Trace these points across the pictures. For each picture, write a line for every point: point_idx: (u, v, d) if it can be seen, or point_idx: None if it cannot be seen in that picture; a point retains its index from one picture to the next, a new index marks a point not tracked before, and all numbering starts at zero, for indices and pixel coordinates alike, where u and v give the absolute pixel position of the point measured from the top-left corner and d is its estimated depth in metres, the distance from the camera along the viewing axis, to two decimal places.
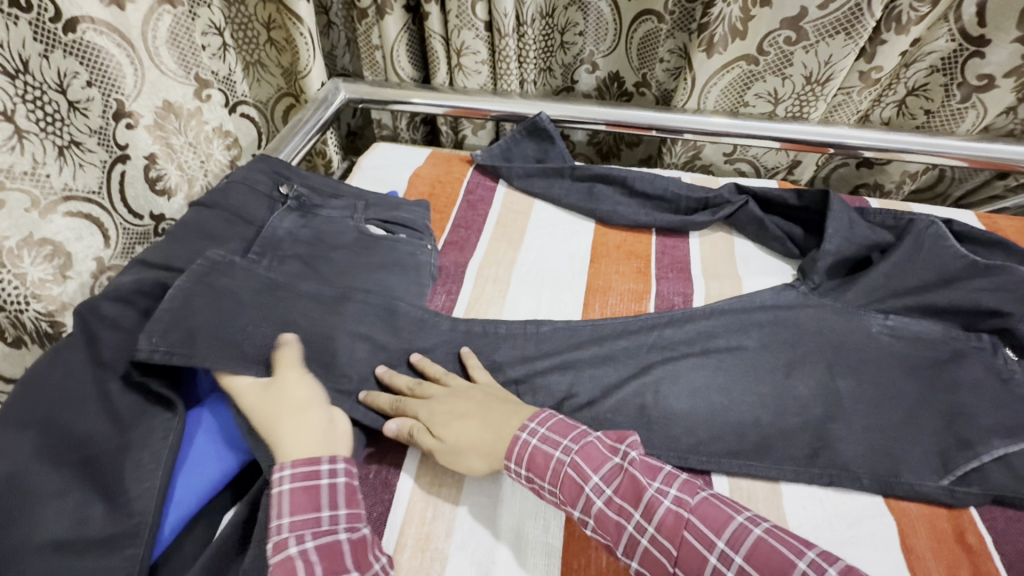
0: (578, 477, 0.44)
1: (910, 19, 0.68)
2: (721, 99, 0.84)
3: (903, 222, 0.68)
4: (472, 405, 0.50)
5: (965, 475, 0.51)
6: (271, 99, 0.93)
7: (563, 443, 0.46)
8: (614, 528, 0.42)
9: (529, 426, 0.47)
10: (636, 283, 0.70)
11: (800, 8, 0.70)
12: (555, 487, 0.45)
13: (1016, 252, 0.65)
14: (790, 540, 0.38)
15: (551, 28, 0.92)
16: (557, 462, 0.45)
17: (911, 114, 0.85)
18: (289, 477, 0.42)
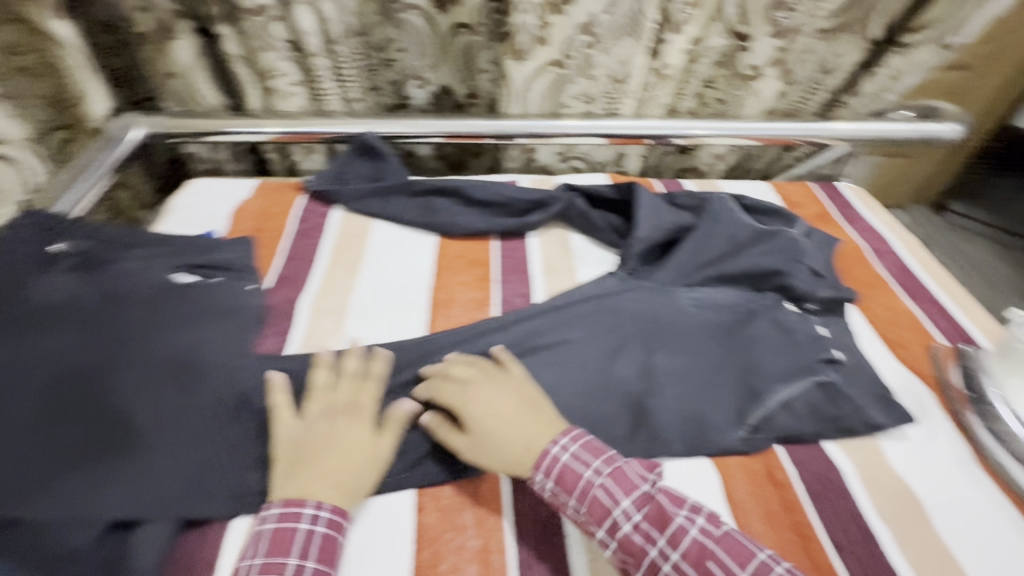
0: (607, 500, 0.47)
1: (680, 19, 0.77)
2: (542, 102, 0.87)
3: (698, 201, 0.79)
4: (521, 406, 0.53)
5: (758, 422, 0.58)
6: (42, 132, 0.75)
7: (593, 465, 0.49)
8: (601, 514, 0.47)
9: (560, 442, 0.50)
10: (478, 291, 0.70)
11: (589, 15, 0.75)
12: (582, 504, 0.48)
13: (784, 215, 0.79)
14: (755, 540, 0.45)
15: (369, 46, 0.89)
16: (586, 482, 0.48)
17: (712, 103, 0.94)
18: (274, 515, 0.46)
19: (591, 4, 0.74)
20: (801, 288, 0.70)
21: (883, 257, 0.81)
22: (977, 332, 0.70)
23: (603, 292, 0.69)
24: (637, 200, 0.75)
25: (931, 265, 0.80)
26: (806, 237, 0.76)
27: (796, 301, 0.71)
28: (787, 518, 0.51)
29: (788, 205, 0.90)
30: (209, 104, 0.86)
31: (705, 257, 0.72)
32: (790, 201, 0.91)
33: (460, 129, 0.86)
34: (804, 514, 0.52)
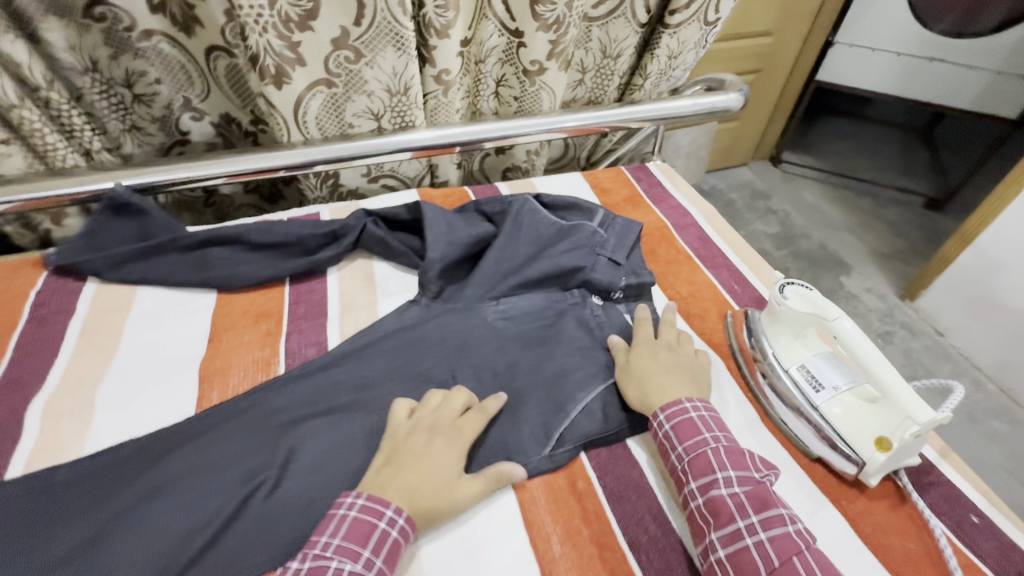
0: (713, 460, 0.50)
1: (442, 24, 0.73)
2: (325, 126, 0.81)
3: (502, 207, 0.75)
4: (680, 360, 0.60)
5: (562, 435, 0.56)
6: None
7: (714, 431, 0.53)
8: (703, 468, 0.50)
9: (692, 403, 0.55)
10: (262, 349, 0.64)
11: (339, 29, 0.69)
12: (688, 454, 0.52)
13: (585, 209, 0.77)
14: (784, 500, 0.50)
15: (108, 82, 0.77)
16: (709, 439, 0.52)
17: (510, 101, 0.94)
18: (361, 504, 0.46)
19: (338, 17, 0.68)
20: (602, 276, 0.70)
21: (685, 231, 0.84)
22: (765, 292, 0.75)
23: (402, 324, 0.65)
24: (426, 220, 0.71)
25: (726, 232, 0.85)
26: (605, 231, 0.75)
27: (602, 294, 0.71)
28: (586, 532, 0.51)
29: (599, 193, 0.92)
30: None
31: (508, 265, 0.70)
32: (601, 189, 0.93)
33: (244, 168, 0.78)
34: (604, 520, 0.52)
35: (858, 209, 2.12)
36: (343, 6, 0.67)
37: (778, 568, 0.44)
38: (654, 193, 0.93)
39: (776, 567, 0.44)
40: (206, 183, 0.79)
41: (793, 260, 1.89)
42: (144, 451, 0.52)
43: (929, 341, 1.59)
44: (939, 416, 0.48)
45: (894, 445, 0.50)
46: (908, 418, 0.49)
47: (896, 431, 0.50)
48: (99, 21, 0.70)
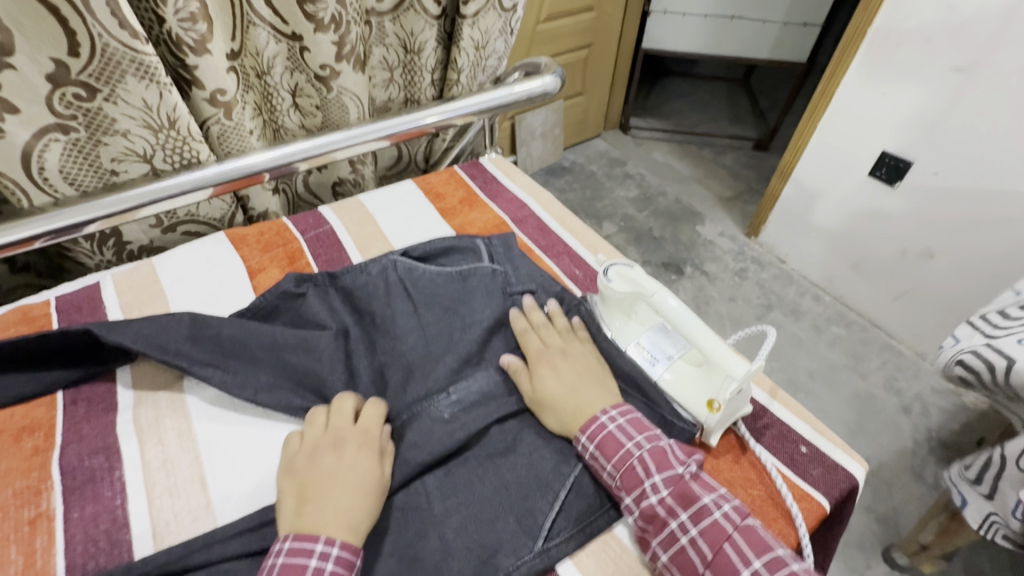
0: (641, 471, 0.48)
1: (195, 40, 0.63)
2: (79, 180, 0.67)
3: (369, 272, 0.68)
4: (591, 363, 0.58)
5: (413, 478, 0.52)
6: None
7: (636, 437, 0.51)
8: (633, 483, 0.48)
9: (609, 412, 0.53)
10: (28, 478, 0.50)
11: (52, 62, 0.56)
12: (617, 471, 0.49)
13: (468, 251, 0.72)
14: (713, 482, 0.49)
15: None
16: (628, 452, 0.50)
17: (313, 115, 0.85)
18: (336, 555, 0.44)
19: (45, 48, 0.55)
20: (441, 305, 0.66)
21: (523, 224, 0.83)
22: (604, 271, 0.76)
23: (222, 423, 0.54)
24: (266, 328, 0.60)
25: (563, 217, 0.85)
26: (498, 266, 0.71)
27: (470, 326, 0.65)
28: None
29: (433, 199, 0.87)
30: None
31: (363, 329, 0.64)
32: (435, 193, 0.88)
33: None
34: None
35: (701, 160, 2.31)
36: (48, 36, 0.54)
37: (713, 561, 0.44)
38: (489, 188, 0.90)
39: (711, 560, 0.44)
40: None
41: (655, 218, 2.01)
42: None
43: (775, 269, 1.78)
44: (752, 367, 0.51)
45: (722, 404, 0.51)
46: (728, 376, 0.51)
47: (720, 391, 0.51)
48: None
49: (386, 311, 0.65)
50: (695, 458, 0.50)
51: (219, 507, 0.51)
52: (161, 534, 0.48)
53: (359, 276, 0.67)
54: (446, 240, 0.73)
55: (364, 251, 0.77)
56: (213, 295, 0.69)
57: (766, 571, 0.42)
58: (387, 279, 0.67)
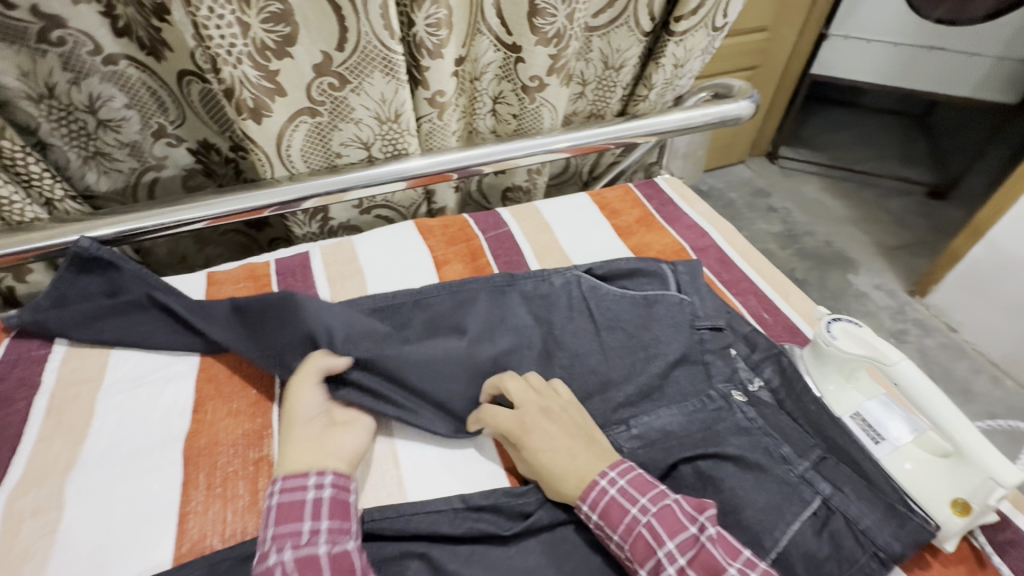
0: (651, 539, 0.45)
1: (434, 43, 0.66)
2: (311, 159, 0.74)
3: (553, 282, 0.68)
4: (573, 428, 0.53)
5: None
6: None
7: (640, 501, 0.47)
8: (645, 553, 0.45)
9: (608, 475, 0.49)
10: (252, 421, 0.56)
11: (321, 54, 0.62)
12: (626, 541, 0.46)
13: (652, 277, 0.70)
14: (734, 543, 0.44)
15: (67, 110, 0.71)
16: (632, 518, 0.46)
17: (507, 121, 0.88)
18: (278, 490, 0.46)
19: (320, 42, 0.61)
20: (624, 330, 0.64)
21: (705, 254, 0.78)
22: (798, 319, 0.69)
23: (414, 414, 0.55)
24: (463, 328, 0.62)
25: (748, 254, 0.79)
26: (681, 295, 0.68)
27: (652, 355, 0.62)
28: None
29: (608, 214, 0.85)
30: None
31: (545, 338, 0.64)
32: (610, 209, 0.86)
33: (224, 209, 0.71)
34: None
35: (859, 201, 2.08)
36: (325, 30, 0.60)
37: None
38: (666, 211, 0.86)
39: None
40: (179, 231, 0.71)
41: (800, 257, 1.84)
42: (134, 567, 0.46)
43: (943, 338, 1.54)
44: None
45: (975, 509, 0.45)
46: (992, 480, 0.44)
47: (978, 495, 0.45)
48: (57, 46, 0.66)
49: (566, 324, 0.65)
50: (705, 515, 0.45)
51: (410, 487, 0.53)
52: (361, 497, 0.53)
53: (542, 284, 0.68)
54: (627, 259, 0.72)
55: (541, 258, 0.77)
56: (406, 278, 0.73)
57: None
58: (570, 293, 0.68)
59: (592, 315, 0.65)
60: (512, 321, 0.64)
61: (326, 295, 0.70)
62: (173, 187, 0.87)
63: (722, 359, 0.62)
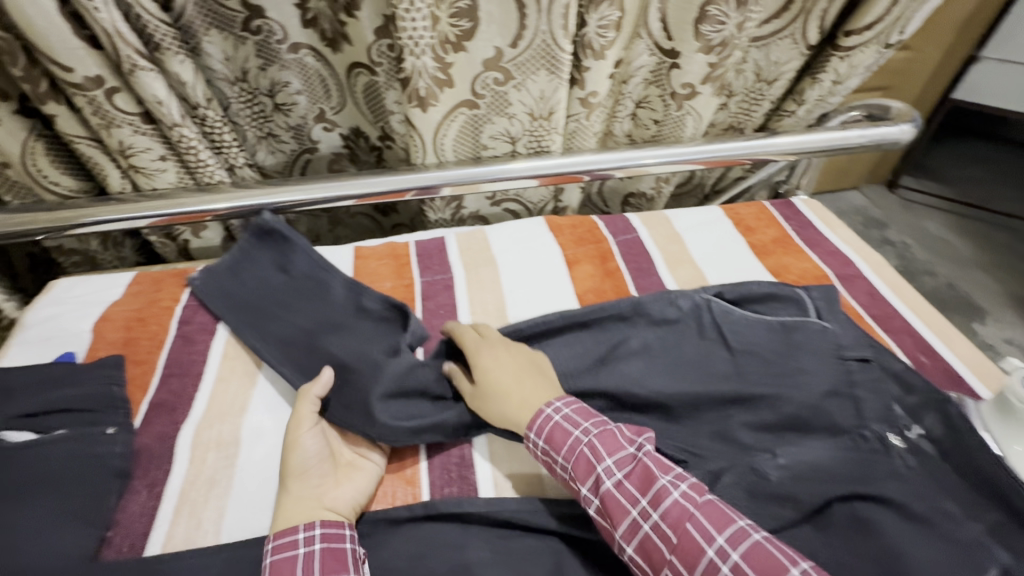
0: (592, 457, 0.48)
1: (601, 44, 0.66)
2: (459, 147, 0.77)
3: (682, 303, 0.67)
4: (522, 362, 0.57)
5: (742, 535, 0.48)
6: None
7: (583, 425, 0.50)
8: (586, 470, 0.47)
9: (554, 405, 0.52)
10: None
11: (494, 49, 0.64)
12: (569, 461, 0.49)
13: (789, 302, 0.66)
14: (667, 461, 0.47)
15: (252, 92, 0.79)
16: (575, 440, 0.49)
17: (646, 125, 0.87)
18: (272, 547, 0.44)
19: (496, 37, 0.63)
20: (769, 354, 0.61)
21: (852, 283, 0.74)
22: (961, 366, 0.64)
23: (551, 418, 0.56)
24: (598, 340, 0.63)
25: (900, 288, 0.74)
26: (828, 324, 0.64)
27: (803, 385, 0.58)
28: None
29: (742, 231, 0.82)
30: (69, 191, 0.70)
31: (683, 352, 0.62)
32: (744, 226, 0.83)
33: (376, 189, 0.75)
34: None
35: (994, 245, 1.87)
36: (503, 24, 0.62)
37: (676, 545, 0.41)
38: (807, 234, 0.82)
39: (676, 545, 0.41)
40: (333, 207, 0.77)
41: None
42: None
43: None
44: None
45: None
46: None
47: None
48: (255, 33, 0.72)
49: (695, 347, 0.64)
50: (643, 438, 0.49)
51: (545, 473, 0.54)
52: (500, 485, 0.53)
53: (668, 306, 0.67)
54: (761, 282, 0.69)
55: (672, 268, 0.75)
56: (538, 274, 0.74)
57: (730, 551, 0.40)
58: (699, 318, 0.66)
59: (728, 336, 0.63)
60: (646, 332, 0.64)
61: (462, 281, 0.73)
62: (321, 167, 0.93)
63: (877, 397, 0.57)
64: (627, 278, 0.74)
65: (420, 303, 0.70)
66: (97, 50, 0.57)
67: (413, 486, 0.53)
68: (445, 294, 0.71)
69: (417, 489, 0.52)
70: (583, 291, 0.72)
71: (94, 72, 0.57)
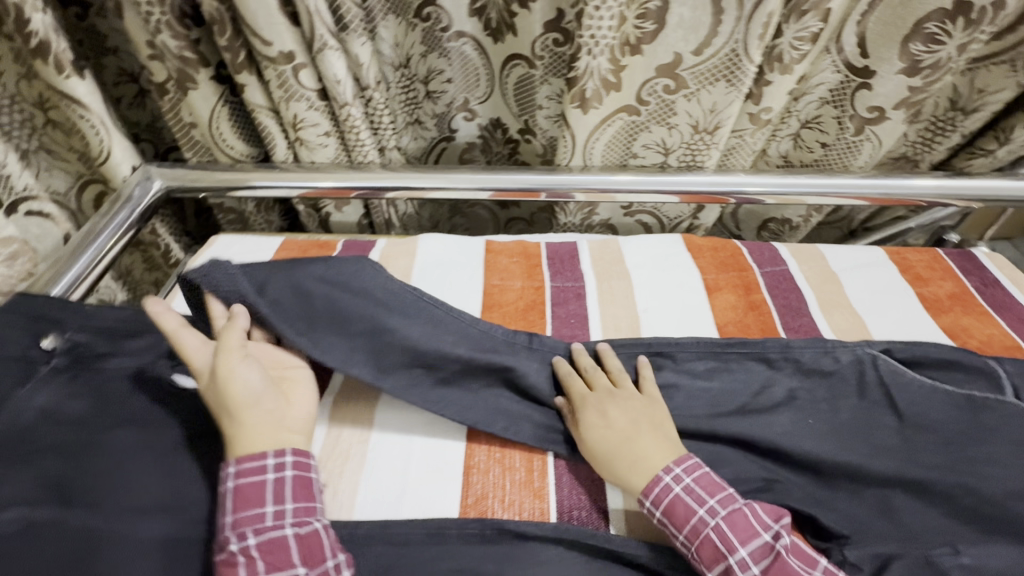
0: (721, 544, 0.44)
1: (792, 58, 0.60)
2: (607, 154, 0.74)
3: (845, 355, 0.59)
4: (639, 416, 0.52)
5: None
6: (72, 189, 0.75)
7: (708, 502, 0.46)
8: (712, 556, 0.44)
9: (672, 472, 0.48)
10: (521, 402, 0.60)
11: (675, 54, 0.60)
12: (693, 543, 0.45)
13: (976, 374, 0.56)
14: (808, 552, 0.44)
15: (410, 79, 0.80)
16: (699, 519, 0.45)
17: (808, 147, 0.78)
18: (236, 472, 0.43)
19: (680, 42, 0.59)
20: (953, 431, 0.53)
21: None
22: None
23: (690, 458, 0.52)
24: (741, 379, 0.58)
25: None
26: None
27: (994, 474, 0.50)
28: None
29: (911, 279, 0.73)
30: (238, 155, 0.74)
31: (846, 410, 0.55)
32: (914, 274, 0.73)
33: (513, 185, 0.73)
34: None
35: None
36: (692, 26, 0.57)
37: None
38: (992, 294, 0.71)
39: None
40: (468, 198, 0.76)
41: None
42: (429, 503, 0.51)
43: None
44: None
45: None
46: None
47: None
48: (424, 20, 0.73)
49: (857, 405, 0.56)
50: (780, 524, 0.45)
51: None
52: (631, 524, 0.50)
53: (827, 357, 0.59)
54: (943, 345, 0.59)
55: (826, 310, 0.68)
56: (676, 297, 0.69)
57: None
58: (861, 374, 0.57)
59: (901, 402, 0.55)
60: (804, 382, 0.58)
61: (593, 291, 0.70)
62: (454, 156, 0.93)
63: None
64: (774, 315, 0.67)
65: (549, 308, 0.68)
66: (294, 27, 0.59)
67: (541, 502, 0.51)
68: (575, 303, 0.68)
69: (544, 505, 0.51)
70: (723, 323, 0.67)
71: (288, 48, 0.60)
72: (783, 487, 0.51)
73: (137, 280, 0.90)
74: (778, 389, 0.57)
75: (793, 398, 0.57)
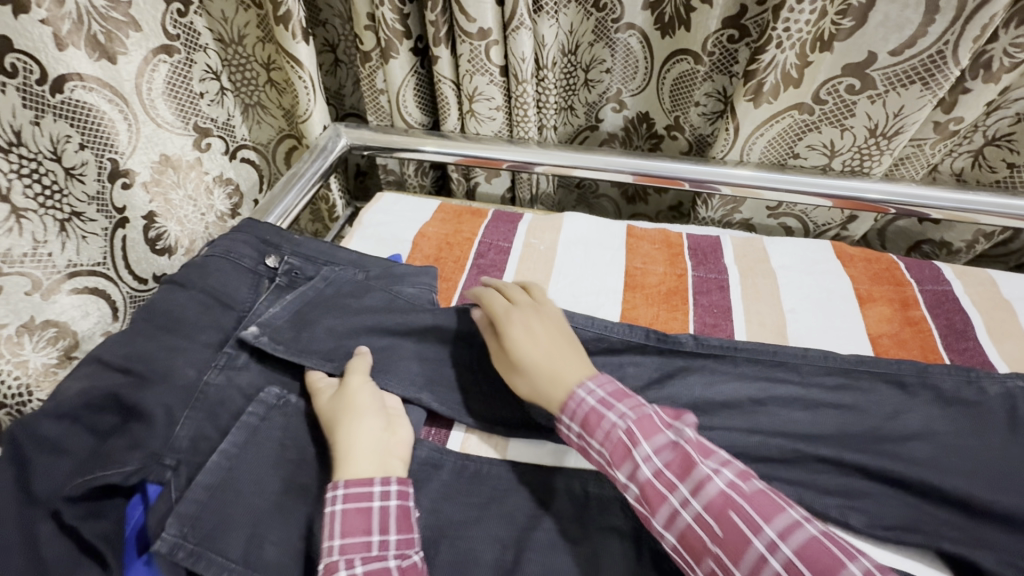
0: (628, 442, 0.44)
1: (1003, 66, 0.58)
2: (767, 151, 0.74)
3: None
4: (552, 328, 0.53)
5: None
6: (272, 140, 0.86)
7: (619, 408, 0.46)
8: (622, 455, 0.44)
9: (588, 387, 0.48)
10: None
11: (868, 53, 0.60)
12: (604, 447, 0.45)
13: None
14: (709, 446, 0.43)
15: (574, 66, 0.84)
16: (610, 424, 0.45)
17: (991, 166, 0.73)
18: (342, 495, 0.43)
19: (878, 42, 0.59)
20: None
21: None
22: None
23: (847, 461, 0.52)
24: (901, 394, 0.56)
25: None
26: None
27: None
28: None
29: None
30: (413, 122, 0.82)
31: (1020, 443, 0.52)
32: None
33: (660, 171, 0.74)
34: None
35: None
36: (897, 27, 0.57)
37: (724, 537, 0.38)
38: None
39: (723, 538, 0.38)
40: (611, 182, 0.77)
41: None
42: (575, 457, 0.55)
43: None
44: None
45: None
46: None
47: None
48: (599, 10, 0.76)
49: None
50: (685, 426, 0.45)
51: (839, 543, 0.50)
52: None
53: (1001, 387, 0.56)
54: None
55: (996, 338, 0.64)
56: (826, 301, 0.68)
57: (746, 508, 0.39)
58: None
59: None
60: (973, 406, 0.55)
61: (737, 285, 0.70)
62: (594, 143, 0.96)
63: None
64: (935, 334, 0.64)
65: (692, 296, 0.69)
66: (496, 6, 0.65)
67: None
68: (718, 294, 0.69)
69: None
70: (877, 333, 0.65)
71: (487, 25, 0.66)
72: (942, 507, 0.50)
73: (303, 228, 1.02)
74: (942, 409, 0.55)
75: (962, 417, 0.54)
